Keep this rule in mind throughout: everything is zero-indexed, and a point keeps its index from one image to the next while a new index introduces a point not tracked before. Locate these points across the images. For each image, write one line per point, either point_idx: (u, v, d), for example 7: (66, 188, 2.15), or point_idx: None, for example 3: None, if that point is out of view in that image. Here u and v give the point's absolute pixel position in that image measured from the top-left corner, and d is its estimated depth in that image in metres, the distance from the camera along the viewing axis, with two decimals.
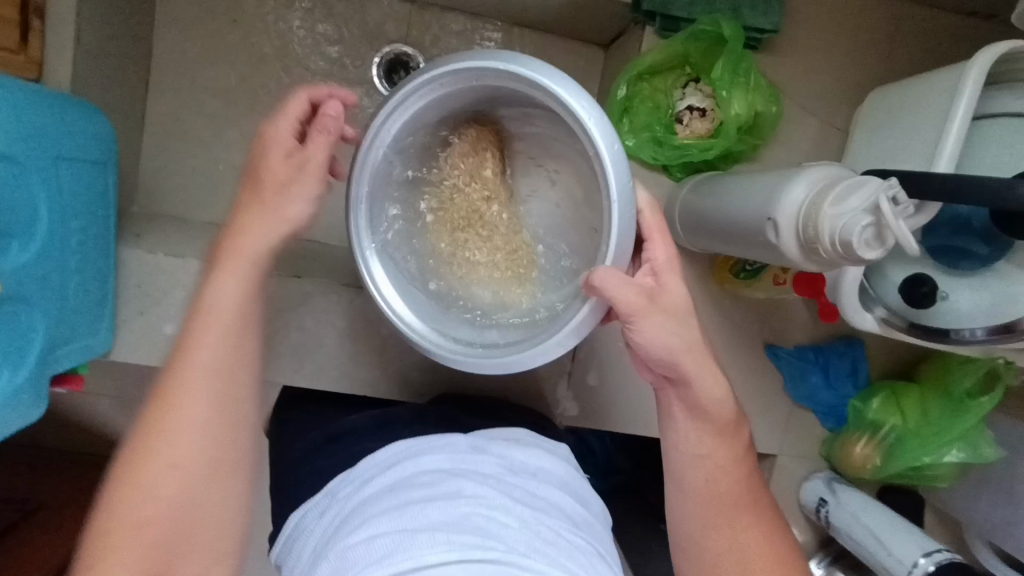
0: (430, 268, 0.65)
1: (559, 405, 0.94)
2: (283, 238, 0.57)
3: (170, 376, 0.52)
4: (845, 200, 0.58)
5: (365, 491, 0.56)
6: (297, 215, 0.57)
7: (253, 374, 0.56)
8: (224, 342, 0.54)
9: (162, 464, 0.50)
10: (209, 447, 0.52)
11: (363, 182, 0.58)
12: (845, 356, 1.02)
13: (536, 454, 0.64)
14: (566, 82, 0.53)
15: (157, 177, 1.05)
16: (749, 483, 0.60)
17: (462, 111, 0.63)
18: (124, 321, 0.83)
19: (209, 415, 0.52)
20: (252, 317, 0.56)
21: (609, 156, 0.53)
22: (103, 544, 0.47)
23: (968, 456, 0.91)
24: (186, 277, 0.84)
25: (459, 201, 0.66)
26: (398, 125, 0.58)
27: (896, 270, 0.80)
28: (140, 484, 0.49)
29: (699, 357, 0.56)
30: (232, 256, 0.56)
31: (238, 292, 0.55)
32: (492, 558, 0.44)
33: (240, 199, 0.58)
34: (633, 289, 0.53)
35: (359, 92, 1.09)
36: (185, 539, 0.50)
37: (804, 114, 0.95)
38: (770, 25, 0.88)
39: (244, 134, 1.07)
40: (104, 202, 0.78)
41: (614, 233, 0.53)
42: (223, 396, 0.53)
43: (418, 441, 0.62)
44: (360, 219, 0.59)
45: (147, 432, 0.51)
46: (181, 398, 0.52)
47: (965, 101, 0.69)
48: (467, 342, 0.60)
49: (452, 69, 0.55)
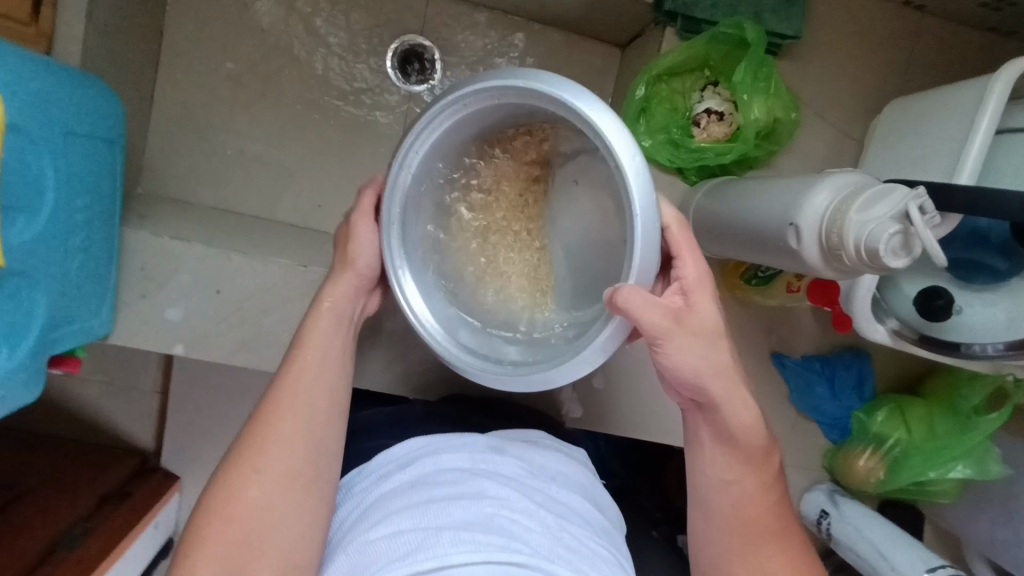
0: (463, 288, 0.64)
1: (562, 407, 0.91)
2: (358, 282, 0.66)
3: (268, 398, 0.62)
4: (870, 208, 0.58)
5: (388, 485, 0.64)
6: (367, 264, 0.66)
7: (336, 403, 0.64)
8: (314, 372, 0.63)
9: (251, 468, 0.59)
10: (292, 461, 0.59)
11: (393, 204, 0.59)
12: (851, 368, 1.00)
13: (554, 458, 0.72)
14: (588, 96, 0.52)
15: (164, 158, 1.03)
16: (776, 510, 0.61)
17: (492, 129, 0.61)
18: (126, 304, 0.82)
19: (292, 431, 0.61)
20: (339, 354, 0.65)
21: (631, 169, 0.51)
22: (201, 535, 0.56)
23: (974, 472, 0.90)
24: (190, 263, 0.82)
25: (494, 220, 0.64)
26: (427, 147, 0.58)
27: (910, 283, 0.78)
28: (234, 486, 0.58)
29: (725, 384, 0.57)
30: (322, 302, 0.66)
31: (330, 332, 0.65)
32: (520, 561, 0.52)
33: (335, 261, 0.68)
34: (659, 303, 0.52)
35: (373, 82, 1.08)
36: (262, 543, 0.56)
37: (823, 122, 0.94)
38: (792, 31, 0.87)
39: (253, 120, 1.06)
40: (111, 181, 0.76)
41: (637, 245, 0.51)
42: (306, 417, 0.61)
43: (436, 438, 0.70)
44: (394, 240, 0.60)
45: (246, 444, 0.60)
46: (274, 416, 0.61)
47: (988, 115, 0.69)
48: (497, 363, 0.59)
49: (476, 88, 0.54)
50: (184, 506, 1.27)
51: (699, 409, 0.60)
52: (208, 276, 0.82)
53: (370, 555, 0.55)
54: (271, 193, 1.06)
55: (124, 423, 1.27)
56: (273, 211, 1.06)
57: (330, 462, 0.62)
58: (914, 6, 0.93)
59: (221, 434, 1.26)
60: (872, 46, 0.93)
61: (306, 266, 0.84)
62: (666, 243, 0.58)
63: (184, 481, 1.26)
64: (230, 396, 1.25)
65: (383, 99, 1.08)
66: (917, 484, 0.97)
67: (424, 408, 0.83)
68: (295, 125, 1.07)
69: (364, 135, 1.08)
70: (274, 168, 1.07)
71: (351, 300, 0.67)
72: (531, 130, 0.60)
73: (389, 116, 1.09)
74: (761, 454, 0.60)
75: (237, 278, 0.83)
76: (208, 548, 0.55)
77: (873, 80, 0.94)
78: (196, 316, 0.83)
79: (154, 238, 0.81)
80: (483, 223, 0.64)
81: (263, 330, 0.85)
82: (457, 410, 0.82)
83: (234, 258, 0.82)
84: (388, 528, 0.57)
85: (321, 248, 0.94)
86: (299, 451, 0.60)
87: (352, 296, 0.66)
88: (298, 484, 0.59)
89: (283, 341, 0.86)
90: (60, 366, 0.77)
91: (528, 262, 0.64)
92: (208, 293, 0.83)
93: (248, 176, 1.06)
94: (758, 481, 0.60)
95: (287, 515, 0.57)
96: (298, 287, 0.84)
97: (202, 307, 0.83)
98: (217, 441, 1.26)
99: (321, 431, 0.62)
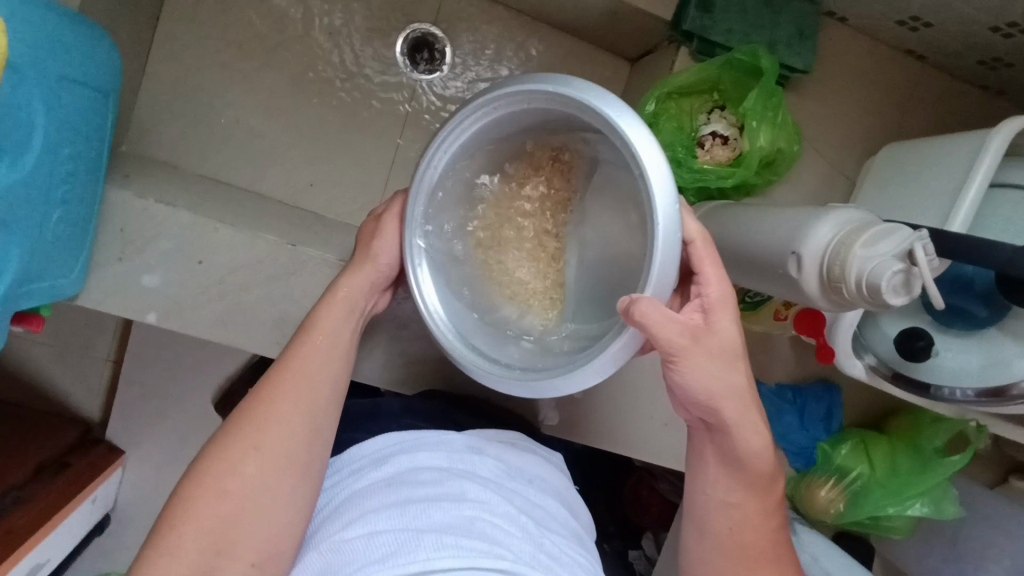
0: (478, 288, 0.64)
1: (539, 414, 0.88)
2: (373, 276, 0.66)
3: (272, 376, 0.61)
4: (876, 244, 0.60)
5: (361, 481, 0.62)
6: (386, 260, 0.66)
7: (338, 392, 0.62)
8: (323, 357, 0.62)
9: (247, 447, 0.57)
10: (290, 446, 0.58)
11: (416, 203, 0.59)
12: (821, 401, 1.00)
13: (532, 461, 0.71)
14: (616, 103, 0.52)
15: (153, 118, 0.99)
16: (775, 538, 0.63)
17: (519, 132, 0.61)
18: (100, 265, 0.77)
19: (293, 414, 0.59)
20: (348, 343, 0.64)
21: (655, 179, 0.51)
22: (188, 507, 0.54)
23: (930, 511, 0.93)
24: (174, 229, 0.78)
25: (513, 223, 0.64)
26: (454, 149, 0.59)
27: (891, 323, 0.81)
28: (229, 461, 0.56)
29: (737, 404, 0.58)
30: (336, 292, 0.65)
31: (342, 321, 0.64)
32: (504, 568, 0.52)
33: (352, 255, 0.68)
34: (673, 319, 0.52)
35: (379, 66, 1.06)
36: (249, 524, 0.54)
37: (822, 157, 0.96)
38: (802, 65, 0.89)
39: (251, 89, 1.02)
40: (98, 134, 0.73)
41: (657, 257, 0.51)
42: (309, 402, 0.60)
43: (413, 433, 0.67)
44: (414, 237, 0.60)
45: (244, 420, 0.58)
46: (275, 396, 0.59)
47: (984, 168, 0.72)
48: (506, 366, 0.59)
49: (506, 92, 0.55)
50: (127, 482, 1.20)
51: (709, 429, 0.61)
52: (191, 245, 0.79)
53: (347, 555, 0.54)
54: (260, 166, 1.03)
55: (73, 390, 1.20)
56: (260, 184, 1.03)
57: (324, 452, 0.60)
58: (916, 56, 0.96)
59: (175, 410, 1.20)
60: (874, 89, 0.96)
61: (294, 244, 0.81)
62: (688, 257, 0.57)
63: (131, 456, 1.20)
64: (190, 372, 1.19)
65: (388, 84, 1.06)
66: (873, 517, 0.98)
67: (400, 403, 0.79)
68: (294, 100, 1.04)
69: (365, 118, 1.06)
70: (268, 141, 1.03)
71: (365, 293, 0.66)
72: (559, 136, 0.61)
73: (391, 102, 1.06)
74: (767, 480, 0.62)
75: (222, 250, 0.79)
76: (194, 522, 0.53)
77: (872, 123, 0.96)
78: (174, 286, 0.79)
79: (138, 199, 0.77)
80: (502, 225, 0.64)
81: (243, 307, 0.82)
82: (435, 406, 0.80)
83: (220, 230, 0.79)
84: (363, 528, 0.55)
85: (309, 227, 0.91)
86: (298, 436, 0.58)
87: (368, 289, 0.66)
88: (293, 469, 0.57)
89: (262, 320, 0.82)
90: (22, 323, 0.73)
91: (543, 268, 0.64)
92: (190, 263, 0.79)
93: (239, 146, 1.02)
94: (759, 507, 0.62)
95: (276, 499, 0.56)
96: (284, 266, 0.81)
97: (180, 277, 0.79)
98: (171, 418, 1.20)
99: (321, 419, 0.60)
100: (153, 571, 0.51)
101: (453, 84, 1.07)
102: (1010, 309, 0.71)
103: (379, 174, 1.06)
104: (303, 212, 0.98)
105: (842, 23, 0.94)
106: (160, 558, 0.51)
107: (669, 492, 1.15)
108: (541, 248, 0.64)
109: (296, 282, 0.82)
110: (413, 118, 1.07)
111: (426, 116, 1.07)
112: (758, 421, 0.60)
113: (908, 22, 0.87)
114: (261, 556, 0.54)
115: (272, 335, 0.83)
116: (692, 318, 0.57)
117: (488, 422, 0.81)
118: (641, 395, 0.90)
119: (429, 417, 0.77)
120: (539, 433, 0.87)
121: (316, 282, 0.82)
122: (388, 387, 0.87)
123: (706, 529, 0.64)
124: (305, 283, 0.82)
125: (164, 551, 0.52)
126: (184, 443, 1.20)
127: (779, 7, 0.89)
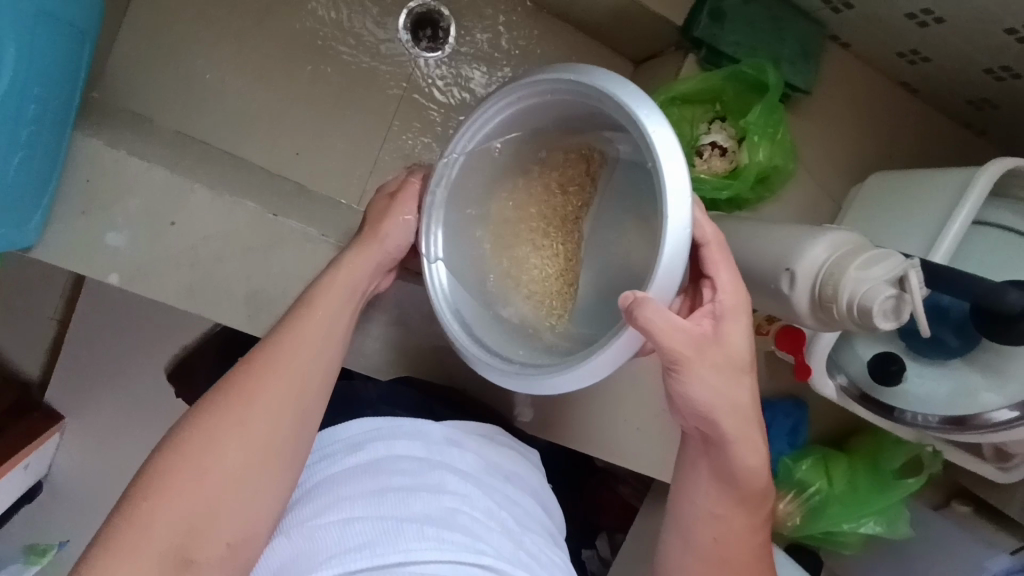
0: (494, 283, 0.66)
1: (514, 410, 0.87)
2: (380, 259, 0.68)
3: (265, 350, 0.58)
4: (869, 268, 0.61)
5: (334, 466, 0.60)
6: (395, 246, 0.69)
7: (332, 372, 0.60)
8: (321, 336, 0.60)
9: (234, 420, 0.53)
10: (275, 424, 0.55)
11: (436, 194, 0.64)
12: (790, 416, 0.98)
13: (512, 457, 0.70)
14: (640, 98, 0.52)
15: (128, 67, 0.93)
16: (749, 549, 0.65)
17: (550, 129, 0.64)
18: (59, 220, 0.71)
19: (283, 391, 0.56)
20: (345, 324, 0.63)
21: (673, 174, 0.50)
22: (166, 481, 0.50)
23: (884, 530, 0.96)
24: (146, 188, 0.73)
25: (535, 221, 0.66)
26: (476, 139, 0.62)
27: (865, 346, 0.82)
28: (215, 434, 0.52)
29: (732, 416, 0.59)
30: (340, 272, 0.65)
31: (342, 300, 0.64)
32: (485, 564, 0.53)
33: (356, 237, 0.69)
34: (677, 326, 0.52)
35: (379, 38, 1.02)
36: (229, 502, 0.51)
37: (814, 177, 0.96)
38: (803, 84, 0.91)
39: (240, 50, 0.97)
40: (72, 76, 0.68)
41: (664, 255, 0.50)
42: (301, 379, 0.57)
43: (390, 419, 0.65)
44: (432, 225, 0.64)
45: (231, 391, 0.55)
46: (267, 370, 0.57)
47: (969, 204, 0.73)
48: (509, 362, 0.60)
49: (528, 83, 0.58)
50: (63, 451, 1.13)
51: (707, 439, 0.62)
52: (162, 207, 0.74)
53: (319, 542, 0.53)
54: (241, 130, 0.98)
55: (13, 349, 1.12)
56: (238, 148, 0.97)
57: (311, 435, 0.57)
58: (909, 89, 0.98)
59: (124, 376, 1.13)
60: (867, 115, 0.98)
61: (277, 215, 0.77)
62: (702, 258, 0.57)
63: (70, 423, 1.13)
64: (145, 337, 1.13)
65: (386, 59, 1.03)
66: (827, 532, 0.99)
67: (376, 391, 0.76)
68: (284, 64, 0.99)
69: (357, 91, 1.02)
70: (252, 106, 0.98)
71: (369, 275, 0.67)
72: (586, 138, 0.63)
73: (387, 78, 1.03)
74: (757, 496, 0.64)
75: (197, 215, 0.75)
76: (172, 497, 0.49)
77: (862, 148, 0.98)
78: (141, 248, 0.74)
79: (110, 150, 0.71)
80: (524, 222, 0.66)
81: (215, 277, 0.77)
82: (412, 394, 0.77)
83: (197, 192, 0.75)
84: (338, 515, 0.54)
85: (290, 198, 0.86)
86: (287, 415, 0.55)
87: (373, 269, 0.67)
88: (281, 451, 0.54)
89: (233, 293, 0.78)
90: None
91: (561, 267, 0.65)
92: (161, 226, 0.74)
93: (220, 109, 0.97)
94: (746, 522, 0.64)
95: (259, 479, 0.53)
96: (263, 236, 0.77)
97: (151, 239, 0.74)
98: (120, 385, 1.13)
99: (310, 401, 0.57)
100: (124, 541, 0.47)
101: (453, 66, 1.05)
102: (981, 340, 0.72)
103: (366, 150, 1.02)
104: (284, 181, 0.94)
105: (845, 48, 0.95)
106: (133, 529, 0.48)
107: (630, 495, 1.14)
108: (555, 249, 0.66)
109: (275, 255, 0.78)
110: (408, 96, 1.04)
111: (422, 95, 1.04)
112: (756, 440, 0.61)
113: (907, 55, 0.89)
114: (239, 537, 0.51)
115: (243, 308, 0.78)
116: (701, 323, 0.57)
117: (464, 414, 0.79)
118: (616, 401, 0.88)
119: (405, 406, 0.74)
120: (510, 427, 0.86)
121: (295, 257, 0.79)
122: (361, 370, 0.84)
123: (688, 540, 0.65)
124: (283, 257, 0.78)
125: (137, 523, 0.48)
126: (130, 414, 1.14)
127: (786, 24, 0.89)
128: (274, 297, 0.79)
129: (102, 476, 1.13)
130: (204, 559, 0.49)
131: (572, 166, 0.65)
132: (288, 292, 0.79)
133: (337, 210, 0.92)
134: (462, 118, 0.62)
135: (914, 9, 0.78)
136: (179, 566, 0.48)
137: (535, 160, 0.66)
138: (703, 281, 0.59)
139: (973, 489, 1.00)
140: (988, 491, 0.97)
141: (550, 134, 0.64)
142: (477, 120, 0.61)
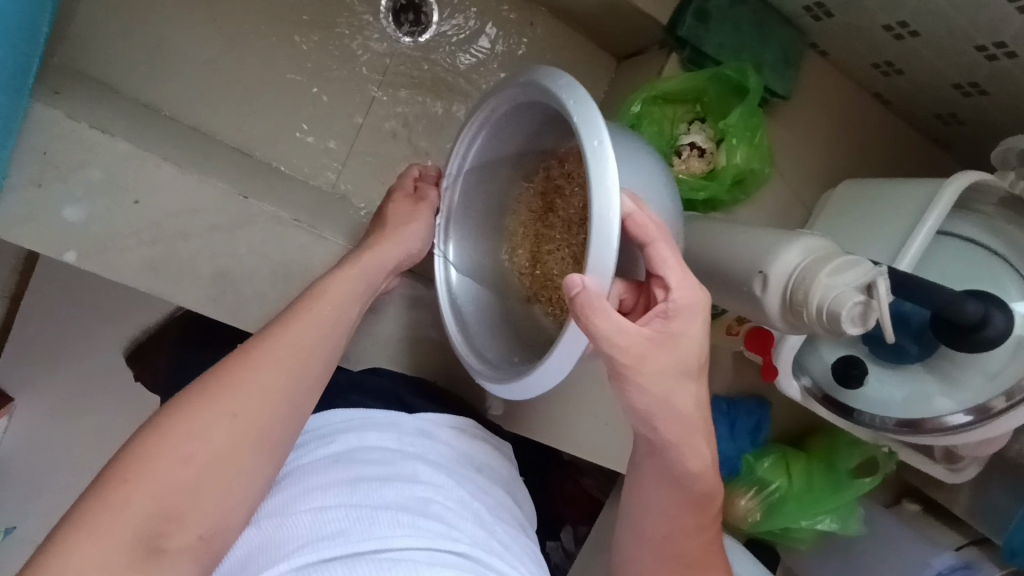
0: (509, 283, 0.69)
1: (486, 403, 0.89)
2: (394, 260, 0.68)
3: (264, 340, 0.57)
4: (840, 274, 0.62)
5: (305, 457, 0.60)
6: (412, 245, 0.70)
7: (327, 372, 0.59)
8: (320, 328, 0.59)
9: (222, 409, 0.52)
10: (260, 415, 0.53)
11: (446, 208, 0.70)
12: (753, 414, 1.00)
13: (485, 450, 0.70)
14: (580, 96, 0.51)
15: (93, 34, 0.88)
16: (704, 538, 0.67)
17: (542, 135, 0.63)
18: (12, 188, 0.67)
19: (272, 383, 0.55)
20: (351, 317, 0.63)
21: (609, 161, 0.49)
22: (144, 464, 0.48)
23: (836, 526, 0.97)
24: (111, 159, 0.69)
25: (540, 224, 0.68)
26: (472, 158, 0.67)
27: (829, 349, 0.83)
28: (200, 421, 0.51)
29: (703, 415, 0.60)
30: (350, 266, 0.65)
31: (350, 293, 0.63)
32: (458, 551, 0.53)
33: (369, 237, 0.70)
34: (626, 324, 0.52)
35: (360, 20, 1.00)
36: (205, 492, 0.49)
37: (787, 182, 0.98)
38: (782, 89, 0.92)
39: (216, 22, 0.94)
40: (32, 37, 0.62)
41: (597, 242, 0.49)
42: (295, 373, 0.56)
43: (363, 411, 0.65)
44: (443, 235, 0.70)
45: (222, 378, 0.53)
46: (260, 361, 0.55)
47: (931, 219, 0.75)
48: (498, 366, 0.63)
49: (495, 96, 0.61)
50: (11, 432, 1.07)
51: (656, 442, 0.62)
52: (125, 182, 0.70)
53: (293, 529, 0.52)
54: (212, 104, 0.94)
55: None
56: (208, 123, 0.93)
57: (296, 429, 0.56)
58: (882, 100, 1.00)
59: (78, 356, 1.09)
60: (841, 124, 1.00)
61: (248, 197, 0.75)
62: (652, 258, 0.56)
63: (19, 404, 1.07)
64: (103, 316, 1.09)
65: (367, 42, 1.00)
66: (784, 528, 1.01)
67: (347, 378, 0.75)
68: (260, 41, 0.96)
69: (336, 72, 0.99)
70: (225, 81, 0.95)
71: (384, 270, 0.68)
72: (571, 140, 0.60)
73: (367, 60, 1.00)
74: (718, 492, 0.66)
75: (164, 192, 0.72)
76: (150, 480, 0.47)
77: (834, 156, 1.00)
78: (101, 223, 0.71)
79: (68, 118, 0.67)
80: (531, 226, 0.69)
81: (180, 256, 0.75)
82: (383, 383, 0.76)
83: (163, 167, 0.71)
84: (310, 504, 0.54)
85: (260, 178, 0.84)
86: (274, 405, 0.54)
87: (384, 268, 0.67)
88: (262, 442, 0.53)
89: (198, 273, 0.76)
90: None
91: (567, 271, 0.64)
92: (124, 201, 0.71)
93: (191, 80, 0.93)
94: (707, 515, 0.66)
95: (238, 470, 0.51)
96: (233, 217, 0.75)
97: (114, 213, 0.71)
98: (73, 366, 1.09)
99: (297, 397, 0.56)
100: (91, 526, 0.45)
101: (433, 52, 1.03)
102: (938, 347, 0.74)
103: (341, 133, 1.00)
104: (254, 161, 0.91)
105: (823, 57, 0.96)
106: (104, 511, 0.46)
107: (593, 488, 1.15)
108: (563, 253, 0.64)
109: (243, 237, 0.76)
110: (388, 80, 1.01)
111: (402, 80, 1.02)
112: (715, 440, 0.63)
113: (882, 66, 0.91)
114: (210, 529, 0.49)
115: (210, 289, 0.77)
116: (652, 324, 0.56)
117: (438, 404, 0.78)
118: (587, 396, 0.88)
119: (374, 395, 0.73)
120: (479, 418, 0.86)
121: (265, 240, 0.77)
122: None
123: (647, 530, 0.67)
124: (251, 238, 0.76)
125: (108, 505, 0.46)
126: (83, 394, 1.09)
127: (769, 29, 0.90)
128: (242, 279, 0.77)
129: (52, 460, 1.08)
130: (175, 548, 0.47)
131: (570, 168, 0.62)
132: (255, 274, 0.77)
133: (308, 193, 0.89)
134: (453, 139, 0.66)
135: (892, 21, 0.80)
136: (149, 553, 0.46)
137: (540, 167, 0.67)
138: (656, 280, 0.58)
139: (921, 488, 1.05)
140: (934, 490, 1.03)
141: (543, 139, 0.64)
142: (467, 140, 0.66)
